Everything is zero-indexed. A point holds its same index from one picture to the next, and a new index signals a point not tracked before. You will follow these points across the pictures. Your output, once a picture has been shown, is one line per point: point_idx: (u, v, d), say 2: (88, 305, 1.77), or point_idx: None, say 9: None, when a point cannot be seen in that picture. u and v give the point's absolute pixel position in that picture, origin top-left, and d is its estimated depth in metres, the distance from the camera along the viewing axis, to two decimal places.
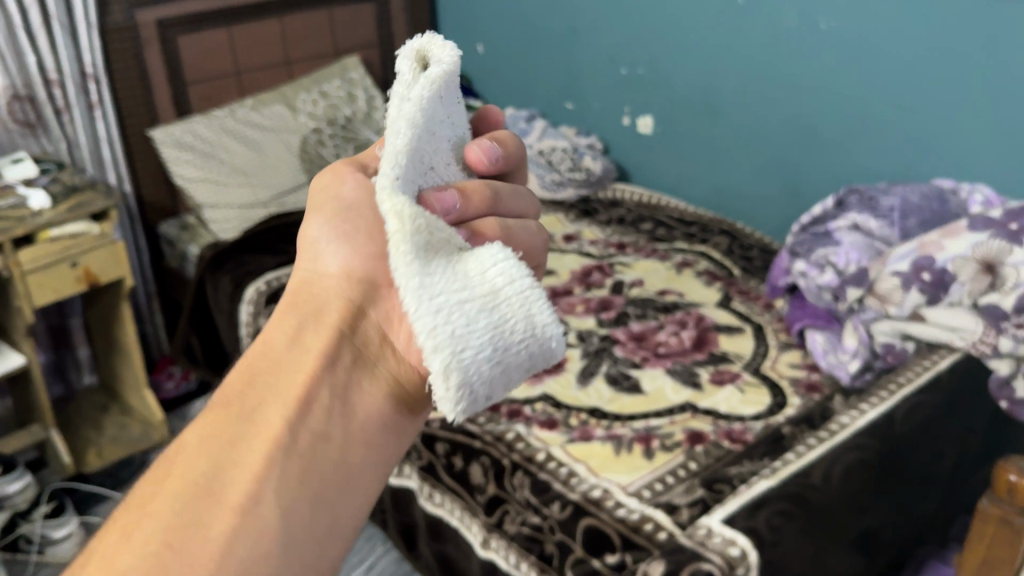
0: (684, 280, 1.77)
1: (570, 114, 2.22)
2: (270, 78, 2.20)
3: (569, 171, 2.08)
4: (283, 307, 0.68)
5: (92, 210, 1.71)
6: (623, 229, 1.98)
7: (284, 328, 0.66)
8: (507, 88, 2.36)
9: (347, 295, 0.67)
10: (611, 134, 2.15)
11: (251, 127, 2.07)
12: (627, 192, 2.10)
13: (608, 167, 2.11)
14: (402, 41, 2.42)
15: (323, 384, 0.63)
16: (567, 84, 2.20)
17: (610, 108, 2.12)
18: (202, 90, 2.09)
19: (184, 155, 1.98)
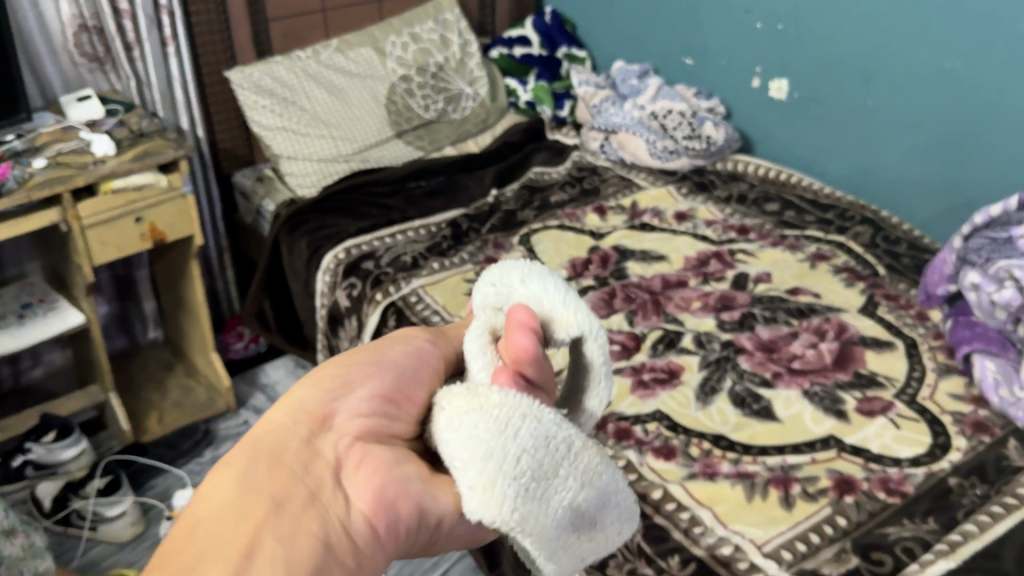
0: (819, 279, 1.54)
1: (689, 71, 1.96)
2: (359, 17, 1.98)
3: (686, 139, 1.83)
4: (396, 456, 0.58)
5: (160, 161, 1.53)
6: (746, 209, 1.74)
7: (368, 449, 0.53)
8: (616, 39, 2.09)
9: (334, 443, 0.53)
10: (735, 98, 1.89)
11: (334, 71, 1.88)
12: (751, 165, 1.85)
13: (731, 136, 1.85)
14: None
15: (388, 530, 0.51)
16: (689, 37, 1.93)
17: (738, 68, 1.86)
18: (284, 26, 1.88)
19: (262, 100, 1.81)
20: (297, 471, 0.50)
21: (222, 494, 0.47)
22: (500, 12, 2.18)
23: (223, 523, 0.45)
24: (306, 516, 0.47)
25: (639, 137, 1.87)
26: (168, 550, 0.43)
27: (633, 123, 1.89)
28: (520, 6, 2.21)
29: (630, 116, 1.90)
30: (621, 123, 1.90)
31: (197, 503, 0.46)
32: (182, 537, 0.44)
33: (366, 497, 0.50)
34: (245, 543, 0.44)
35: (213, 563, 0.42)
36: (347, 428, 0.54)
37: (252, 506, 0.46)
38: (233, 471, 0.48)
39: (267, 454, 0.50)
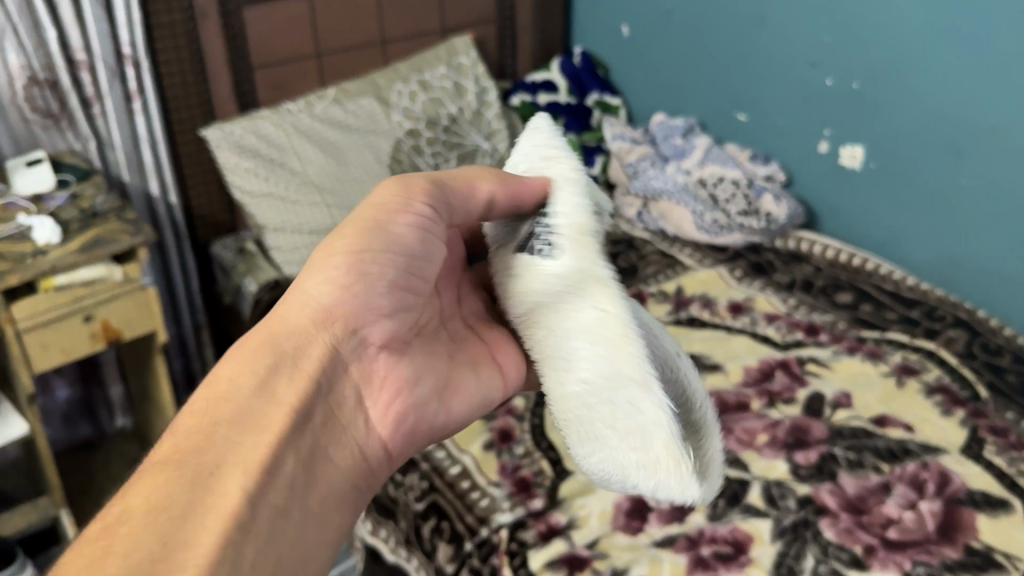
0: (909, 403, 1.26)
1: (741, 128, 1.68)
2: (359, 62, 1.71)
3: (741, 214, 1.55)
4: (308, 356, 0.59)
5: (114, 250, 1.27)
6: (814, 300, 1.46)
7: (254, 368, 0.57)
8: (656, 85, 1.81)
9: (327, 344, 0.61)
10: (797, 164, 1.60)
11: (330, 125, 1.62)
12: (816, 245, 1.56)
13: (795, 211, 1.56)
14: (527, 16, 1.87)
15: (294, 441, 0.56)
16: (742, 89, 1.65)
17: (801, 129, 1.57)
18: (272, 73, 1.61)
19: (245, 162, 1.55)
20: (248, 407, 0.55)
21: (233, 407, 0.54)
22: (521, 53, 1.91)
23: (267, 402, 0.56)
24: (311, 439, 0.57)
25: (685, 208, 1.59)
26: (186, 445, 0.51)
27: (678, 191, 1.61)
28: (543, 43, 1.93)
29: (674, 182, 1.62)
30: (664, 189, 1.63)
31: (224, 385, 0.55)
32: (202, 421, 0.53)
33: (384, 425, 0.63)
34: (207, 469, 0.50)
35: (228, 477, 0.50)
36: (374, 335, 0.63)
37: (266, 426, 0.54)
38: (259, 360, 0.57)
39: (282, 362, 0.58)
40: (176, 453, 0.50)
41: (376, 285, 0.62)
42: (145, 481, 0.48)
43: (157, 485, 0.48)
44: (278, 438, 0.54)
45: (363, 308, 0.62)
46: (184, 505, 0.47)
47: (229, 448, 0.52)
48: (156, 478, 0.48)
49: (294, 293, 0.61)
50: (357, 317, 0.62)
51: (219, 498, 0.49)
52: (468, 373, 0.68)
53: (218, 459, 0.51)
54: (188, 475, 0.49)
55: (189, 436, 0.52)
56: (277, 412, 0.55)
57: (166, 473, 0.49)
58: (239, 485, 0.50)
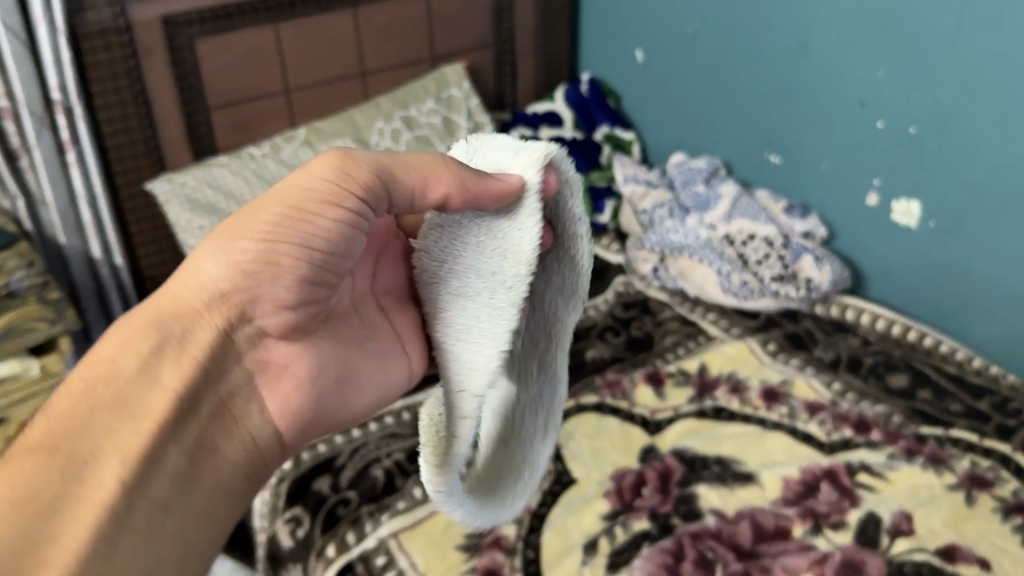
0: (983, 528, 1.04)
1: (774, 171, 1.45)
2: (334, 97, 1.49)
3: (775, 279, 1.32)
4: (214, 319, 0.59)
5: (30, 343, 1.06)
6: (862, 384, 1.25)
7: (141, 342, 0.57)
8: (675, 119, 1.59)
9: (218, 327, 0.59)
10: (841, 216, 1.37)
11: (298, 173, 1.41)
12: (865, 312, 1.34)
13: (841, 277, 1.32)
14: (530, 39, 1.65)
15: (182, 432, 0.56)
16: (777, 128, 1.42)
17: (846, 177, 1.34)
18: (231, 113, 1.40)
19: (199, 218, 1.34)
20: (127, 396, 0.55)
21: (111, 391, 0.54)
22: (524, 80, 1.69)
23: (143, 386, 0.55)
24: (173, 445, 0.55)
25: (710, 266, 1.37)
26: (60, 430, 0.53)
27: (701, 247, 1.39)
28: (548, 68, 1.70)
29: (697, 236, 1.40)
30: (685, 243, 1.41)
31: (101, 368, 0.55)
32: (73, 408, 0.53)
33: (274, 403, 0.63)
34: (77, 458, 0.52)
35: (106, 461, 0.52)
36: (271, 324, 0.61)
37: (140, 415, 0.54)
38: (148, 344, 0.56)
39: (168, 338, 0.57)
40: (47, 441, 0.52)
41: (283, 277, 0.58)
42: (15, 466, 0.50)
43: (24, 477, 0.50)
44: (157, 428, 0.54)
45: (264, 296, 0.59)
46: (49, 497, 0.50)
47: (97, 443, 0.52)
48: (32, 440, 0.52)
49: (186, 270, 0.59)
50: (253, 305, 0.59)
51: (87, 489, 0.51)
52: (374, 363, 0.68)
53: (90, 452, 0.52)
54: (48, 481, 0.50)
55: (71, 415, 0.53)
56: (157, 397, 0.55)
57: (31, 468, 0.50)
58: (113, 472, 0.52)
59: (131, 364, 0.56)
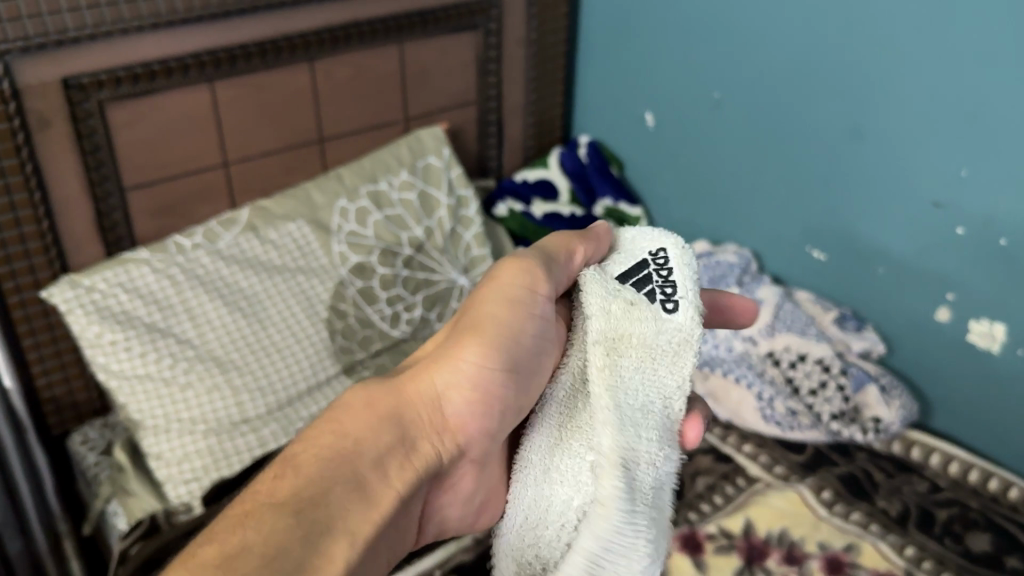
0: None
1: (816, 270, 1.22)
2: (282, 169, 1.20)
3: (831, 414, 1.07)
4: (433, 417, 0.58)
5: None
6: (939, 549, 1.00)
7: (380, 436, 0.56)
8: (693, 195, 1.35)
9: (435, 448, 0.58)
10: (901, 330, 1.15)
11: (242, 268, 1.13)
12: (934, 451, 1.12)
13: (908, 411, 1.08)
14: (518, 96, 1.39)
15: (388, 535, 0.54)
16: (823, 219, 1.18)
17: (912, 286, 1.12)
18: (153, 196, 1.10)
19: (109, 331, 1.04)
20: (373, 459, 0.54)
21: (350, 473, 0.53)
22: (512, 144, 1.43)
23: (381, 477, 0.54)
24: (404, 522, 0.56)
25: (749, 388, 1.12)
26: (305, 488, 0.50)
27: (737, 362, 1.14)
28: (537, 127, 1.44)
29: (732, 347, 1.15)
30: (713, 356, 1.16)
31: (342, 448, 0.54)
32: (319, 477, 0.51)
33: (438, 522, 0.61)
34: (325, 520, 0.49)
35: (341, 541, 0.49)
36: (473, 448, 0.60)
37: (375, 502, 0.53)
38: (387, 412, 0.57)
39: (404, 437, 0.57)
40: (295, 498, 0.50)
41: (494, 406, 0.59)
42: (257, 522, 0.47)
43: (278, 527, 0.47)
44: (378, 524, 0.52)
45: (477, 427, 0.60)
46: (298, 562, 0.46)
47: (340, 512, 0.50)
48: (319, 477, 0.51)
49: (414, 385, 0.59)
50: (466, 434, 0.59)
51: (325, 563, 0.47)
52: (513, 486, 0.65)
53: (330, 520, 0.50)
54: (295, 544, 0.47)
55: (322, 473, 0.52)
56: (392, 495, 0.54)
57: (285, 516, 0.48)
58: (345, 554, 0.49)
59: (386, 443, 0.55)
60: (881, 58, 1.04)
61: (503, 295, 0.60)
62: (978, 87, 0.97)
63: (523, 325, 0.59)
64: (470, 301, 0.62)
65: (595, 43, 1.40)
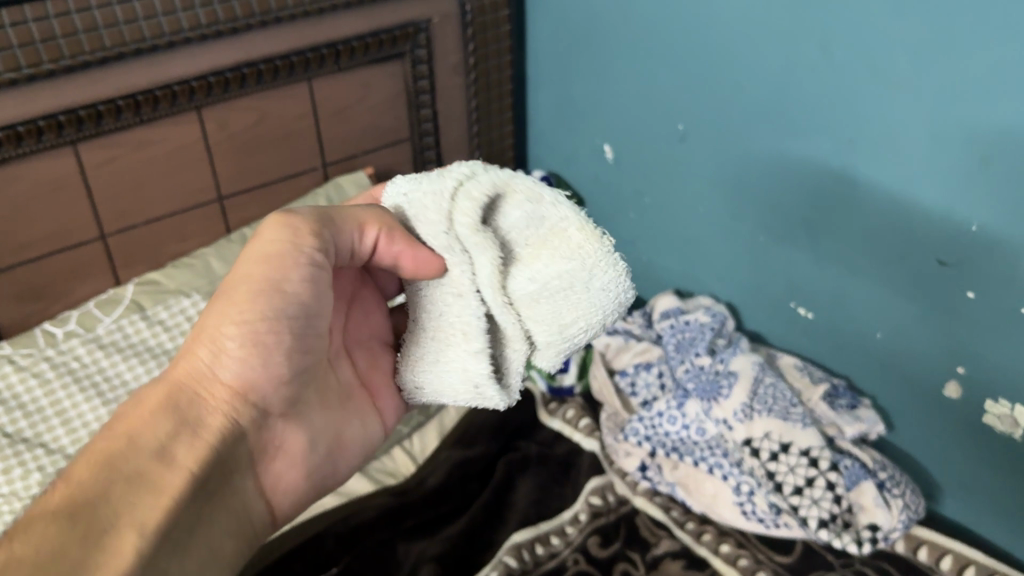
0: None
1: (803, 329, 1.04)
2: (176, 234, 1.04)
3: (823, 516, 0.89)
4: (226, 384, 0.54)
5: None
6: None
7: (158, 426, 0.50)
8: (661, 237, 1.16)
9: (230, 412, 0.54)
10: (904, 403, 0.97)
11: (125, 356, 0.97)
12: (946, 554, 0.92)
13: (920, 505, 0.91)
14: (460, 127, 1.21)
15: (195, 504, 0.50)
16: (809, 272, 1.00)
17: (916, 354, 0.93)
18: (13, 283, 0.94)
19: None
20: (140, 437, 0.49)
21: (128, 469, 0.47)
22: None
23: (168, 465, 0.49)
24: (218, 504, 0.52)
25: (724, 479, 0.95)
26: (78, 492, 0.45)
27: (711, 447, 0.98)
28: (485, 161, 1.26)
29: (704, 429, 0.98)
30: (682, 439, 1.00)
31: (118, 447, 0.48)
32: (99, 467, 0.47)
33: (281, 490, 0.58)
34: (104, 513, 0.44)
35: (128, 526, 0.44)
36: (272, 402, 0.56)
37: (157, 487, 0.47)
38: (159, 401, 0.52)
39: (183, 424, 0.52)
40: (70, 500, 0.44)
41: (274, 355, 0.55)
42: (29, 529, 0.42)
43: (50, 531, 0.42)
44: (172, 503, 0.47)
45: (267, 378, 0.55)
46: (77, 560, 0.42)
47: (124, 505, 0.45)
48: (84, 485, 0.45)
49: (185, 363, 0.54)
50: (260, 384, 0.55)
51: (109, 555, 0.43)
52: (358, 428, 0.63)
53: (104, 516, 0.44)
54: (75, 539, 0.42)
55: (94, 477, 0.46)
56: (180, 468, 0.49)
57: (59, 522, 0.43)
58: (132, 539, 0.44)
59: (165, 430, 0.50)
60: (871, 89, 0.85)
61: (262, 256, 0.54)
62: (988, 127, 0.77)
63: (290, 278, 0.54)
64: (221, 285, 0.55)
65: (547, 64, 1.22)
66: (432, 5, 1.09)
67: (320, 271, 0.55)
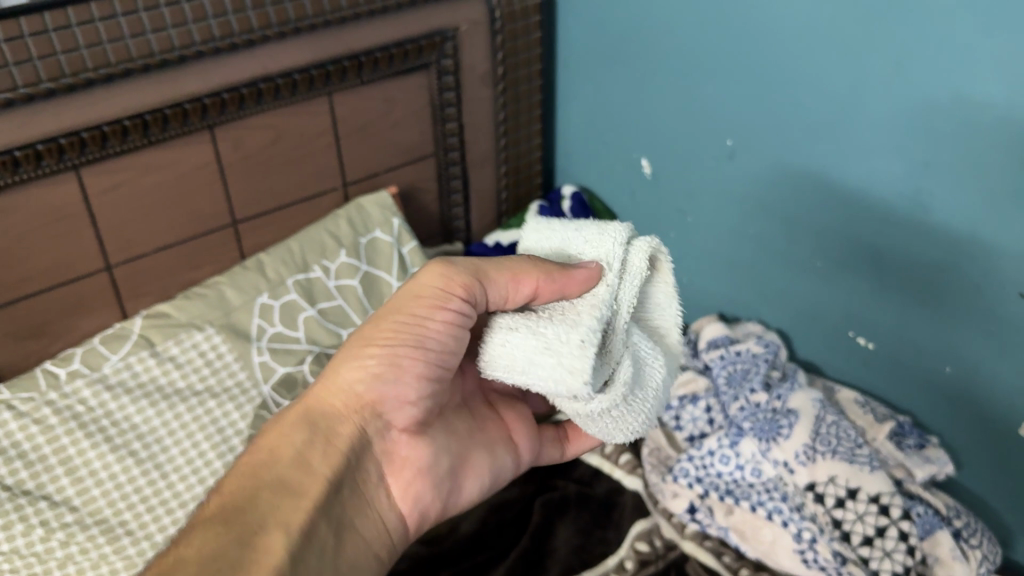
0: None
1: (861, 360, 0.98)
2: (186, 262, 0.96)
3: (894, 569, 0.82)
4: (359, 401, 0.58)
5: None
6: None
7: (299, 437, 0.56)
8: (704, 259, 1.10)
9: (360, 425, 0.58)
10: (974, 440, 0.90)
11: (134, 398, 0.89)
12: None
13: (993, 549, 0.87)
14: (488, 142, 1.14)
15: (330, 508, 0.54)
16: (870, 299, 0.93)
17: (991, 390, 0.87)
18: (11, 319, 0.86)
19: None
20: (317, 423, 0.57)
21: (271, 477, 0.53)
22: (482, 198, 1.19)
23: (311, 468, 0.55)
24: (346, 509, 0.56)
25: (785, 526, 0.88)
26: (238, 498, 0.52)
27: (768, 490, 0.91)
28: (512, 175, 1.20)
29: (760, 471, 0.92)
30: (737, 482, 0.93)
31: (265, 458, 0.55)
32: (244, 492, 0.52)
33: (403, 502, 0.59)
34: (262, 516, 0.51)
35: (278, 527, 0.50)
36: (397, 419, 0.59)
37: (305, 491, 0.53)
38: (308, 414, 0.57)
39: (319, 434, 0.57)
40: (226, 507, 0.51)
41: (403, 375, 0.58)
42: (193, 539, 0.48)
43: (210, 540, 0.48)
44: (316, 504, 0.53)
45: (391, 395, 0.58)
46: (235, 559, 0.47)
47: (272, 508, 0.51)
48: (248, 483, 0.53)
49: (328, 376, 0.59)
50: (385, 401, 0.58)
51: (261, 556, 0.48)
52: (484, 454, 0.64)
53: (260, 517, 0.50)
54: (222, 559, 0.47)
55: (247, 485, 0.53)
56: (319, 475, 0.55)
57: (215, 530, 0.49)
58: (281, 539, 0.50)
59: (301, 443, 0.56)
60: (949, 108, 0.78)
61: (415, 295, 0.58)
62: None
63: (429, 318, 0.57)
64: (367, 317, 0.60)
65: (580, 73, 1.15)
66: (460, 12, 1.01)
67: (461, 318, 0.58)
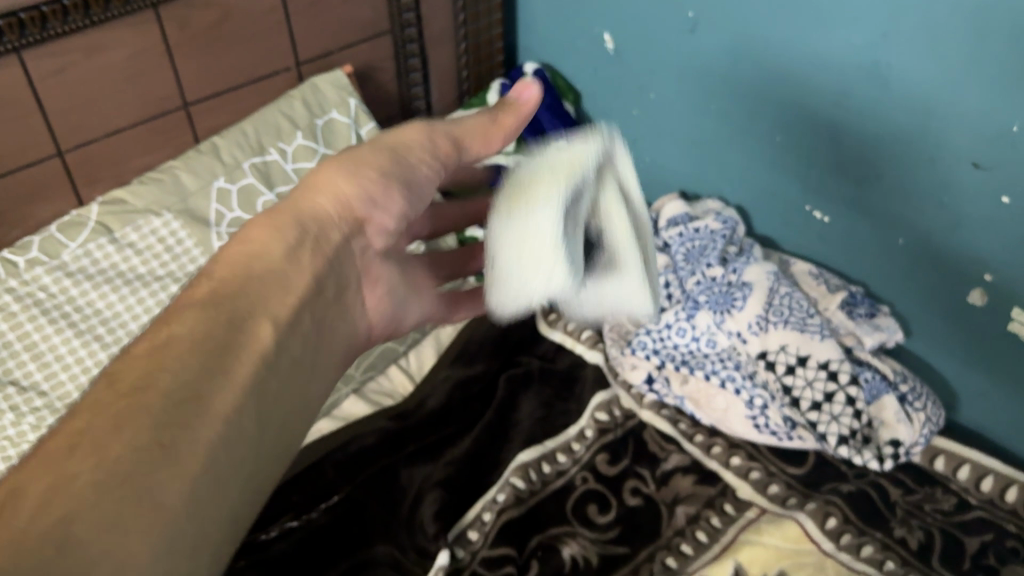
0: None
1: (816, 233, 0.99)
2: (138, 147, 0.95)
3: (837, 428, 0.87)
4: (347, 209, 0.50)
5: None
6: None
7: (280, 235, 0.46)
8: (665, 137, 1.10)
9: (344, 238, 0.50)
10: (918, 307, 0.93)
11: (95, 283, 0.89)
12: (964, 464, 0.89)
13: (938, 412, 0.90)
14: (444, 19, 1.12)
15: (316, 304, 0.46)
16: (825, 173, 0.94)
17: (936, 260, 0.89)
18: None
19: None
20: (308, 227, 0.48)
21: (257, 272, 0.44)
22: (442, 79, 1.17)
23: (297, 266, 0.46)
24: (330, 312, 0.48)
25: (737, 394, 0.92)
26: (223, 288, 0.42)
27: (722, 359, 0.94)
28: (472, 54, 1.18)
29: (715, 341, 0.94)
30: (691, 352, 0.96)
31: (249, 251, 0.44)
32: (236, 277, 0.43)
33: (374, 318, 0.53)
34: (248, 309, 0.42)
35: (263, 320, 0.42)
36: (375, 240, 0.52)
37: (292, 286, 0.44)
38: (291, 219, 0.48)
39: (309, 236, 0.48)
40: (216, 292, 0.42)
41: (393, 200, 0.52)
42: (177, 322, 0.39)
43: (191, 332, 0.39)
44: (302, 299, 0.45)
45: (379, 218, 0.52)
46: (216, 352, 0.38)
47: (260, 297, 0.43)
48: (229, 274, 0.43)
49: (308, 183, 0.50)
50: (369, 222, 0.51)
51: (250, 341, 0.40)
52: (421, 285, 0.60)
53: (248, 309, 0.42)
54: (216, 340, 0.39)
55: (232, 273, 0.43)
56: (308, 271, 0.46)
57: (201, 322, 0.39)
58: (270, 333, 0.41)
59: (284, 241, 0.46)
60: None
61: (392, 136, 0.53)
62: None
63: (420, 164, 0.53)
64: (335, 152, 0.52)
65: None
66: None
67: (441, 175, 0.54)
